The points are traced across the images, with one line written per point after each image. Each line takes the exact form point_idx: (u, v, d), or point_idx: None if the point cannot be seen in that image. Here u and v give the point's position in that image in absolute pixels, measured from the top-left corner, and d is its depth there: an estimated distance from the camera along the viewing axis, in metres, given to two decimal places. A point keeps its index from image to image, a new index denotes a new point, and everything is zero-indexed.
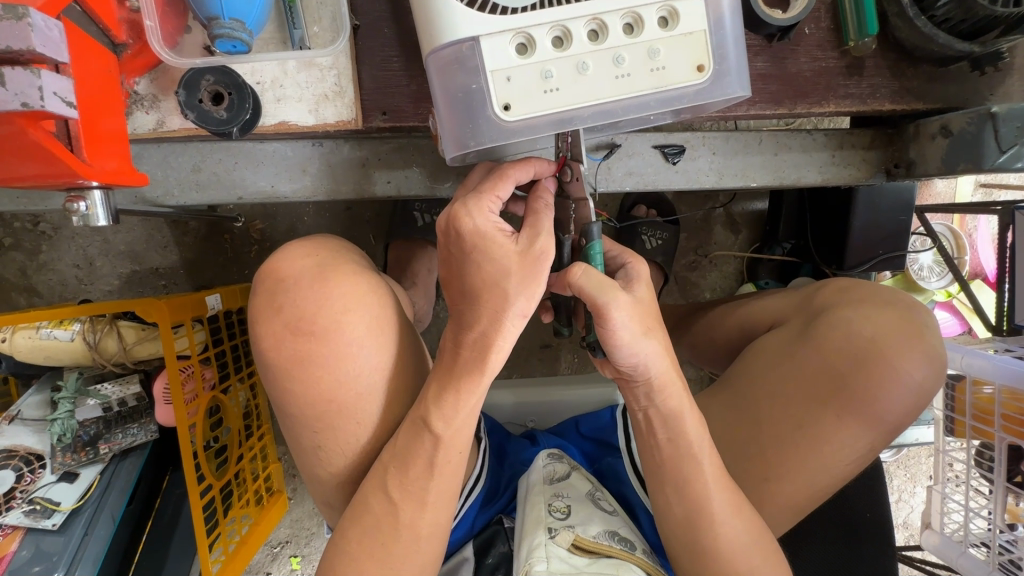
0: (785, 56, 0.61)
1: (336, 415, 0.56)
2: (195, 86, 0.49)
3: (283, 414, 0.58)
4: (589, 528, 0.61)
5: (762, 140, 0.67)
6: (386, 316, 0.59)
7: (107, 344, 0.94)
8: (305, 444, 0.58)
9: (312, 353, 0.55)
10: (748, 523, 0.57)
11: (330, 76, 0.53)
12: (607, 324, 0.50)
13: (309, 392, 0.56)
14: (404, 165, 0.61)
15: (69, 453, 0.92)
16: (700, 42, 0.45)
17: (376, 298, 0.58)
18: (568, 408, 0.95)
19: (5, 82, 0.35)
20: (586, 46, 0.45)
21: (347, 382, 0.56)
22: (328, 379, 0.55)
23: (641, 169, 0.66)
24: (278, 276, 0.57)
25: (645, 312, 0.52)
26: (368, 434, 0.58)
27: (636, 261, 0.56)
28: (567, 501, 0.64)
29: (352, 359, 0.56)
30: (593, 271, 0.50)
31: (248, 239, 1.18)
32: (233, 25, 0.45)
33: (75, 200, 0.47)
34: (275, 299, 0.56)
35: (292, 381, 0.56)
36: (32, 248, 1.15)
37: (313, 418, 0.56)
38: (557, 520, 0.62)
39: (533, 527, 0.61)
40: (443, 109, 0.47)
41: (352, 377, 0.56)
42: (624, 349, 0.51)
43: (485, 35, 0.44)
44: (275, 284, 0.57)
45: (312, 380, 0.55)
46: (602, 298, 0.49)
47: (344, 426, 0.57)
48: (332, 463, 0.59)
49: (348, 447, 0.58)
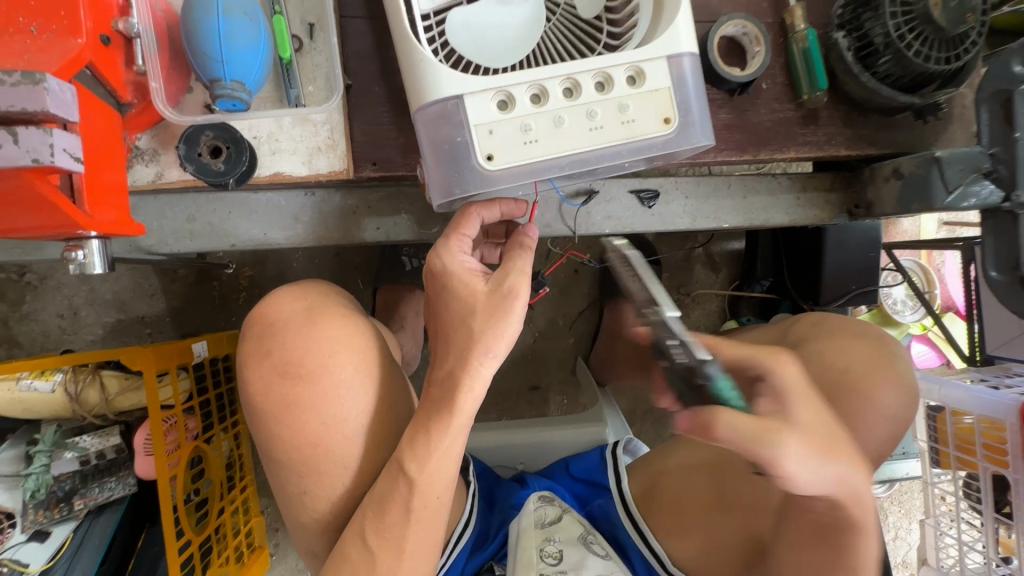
0: (746, 108, 0.66)
1: (322, 458, 0.56)
2: (195, 141, 0.52)
3: (269, 459, 0.58)
4: (583, 573, 0.63)
5: (731, 185, 0.71)
6: (371, 359, 0.59)
7: (88, 395, 0.94)
8: (291, 487, 0.58)
9: (301, 395, 0.55)
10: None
11: (323, 130, 0.56)
12: (783, 473, 0.46)
13: (297, 435, 0.56)
14: (392, 213, 0.64)
15: (41, 511, 0.91)
16: (666, 98, 0.50)
17: (367, 340, 0.59)
18: (556, 449, 0.95)
19: (18, 140, 0.36)
20: (561, 102, 0.49)
21: (335, 424, 0.56)
22: (317, 421, 0.56)
23: (618, 213, 0.69)
24: (267, 321, 0.58)
25: (812, 430, 0.47)
26: (353, 479, 0.57)
27: (782, 369, 0.49)
28: (558, 546, 0.66)
29: (340, 399, 0.56)
30: (739, 423, 0.44)
31: (236, 286, 1.22)
32: (234, 86, 0.48)
33: (73, 248, 0.47)
34: (268, 343, 0.57)
35: (282, 427, 0.56)
36: (16, 298, 1.18)
37: (296, 461, 0.56)
38: (549, 566, 0.64)
39: (524, 572, 0.63)
40: (429, 160, 0.50)
41: (339, 419, 0.56)
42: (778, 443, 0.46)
43: (468, 93, 0.48)
44: (266, 329, 0.58)
45: (300, 422, 0.55)
46: (768, 454, 0.45)
47: (331, 472, 0.57)
48: (316, 509, 0.58)
49: (333, 492, 0.57)
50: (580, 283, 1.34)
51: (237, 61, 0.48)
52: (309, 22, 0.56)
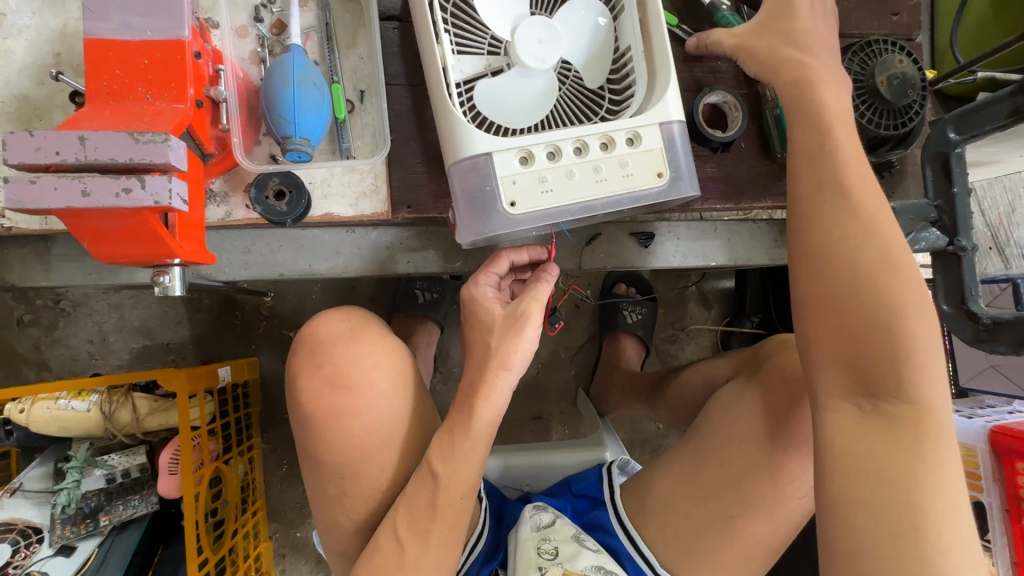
0: (727, 163, 0.76)
1: (357, 464, 0.63)
2: (263, 185, 0.62)
3: (312, 463, 0.65)
4: (577, 562, 0.69)
5: (718, 229, 0.80)
6: (406, 376, 0.67)
7: (121, 415, 0.99)
8: (329, 491, 0.64)
9: (345, 406, 0.63)
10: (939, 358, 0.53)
11: (368, 178, 0.66)
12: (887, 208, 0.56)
13: (335, 443, 0.62)
14: (422, 248, 0.73)
15: (68, 526, 0.95)
16: (659, 156, 0.60)
17: (399, 358, 0.67)
18: (561, 471, 1.01)
19: (146, 186, 0.45)
20: (572, 158, 0.59)
21: (371, 432, 0.63)
22: (356, 430, 0.63)
23: (618, 252, 0.78)
24: (317, 338, 0.66)
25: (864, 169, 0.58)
26: (384, 484, 0.64)
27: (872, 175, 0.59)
28: (554, 543, 0.72)
29: (377, 411, 0.63)
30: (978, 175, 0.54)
31: (258, 315, 1.30)
32: (302, 142, 0.58)
33: (161, 274, 0.55)
34: (316, 358, 0.65)
35: (327, 433, 0.63)
36: (50, 324, 1.25)
37: (336, 465, 0.63)
38: (546, 560, 0.70)
39: (525, 569, 0.69)
40: (461, 205, 0.60)
41: (376, 427, 0.63)
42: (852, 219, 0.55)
43: (496, 151, 0.58)
44: (314, 346, 0.66)
45: (343, 430, 0.63)
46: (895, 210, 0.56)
47: (367, 474, 0.63)
48: (351, 511, 0.64)
49: (367, 495, 0.63)
50: (581, 317, 1.42)
51: (305, 122, 0.58)
52: (360, 89, 0.66)
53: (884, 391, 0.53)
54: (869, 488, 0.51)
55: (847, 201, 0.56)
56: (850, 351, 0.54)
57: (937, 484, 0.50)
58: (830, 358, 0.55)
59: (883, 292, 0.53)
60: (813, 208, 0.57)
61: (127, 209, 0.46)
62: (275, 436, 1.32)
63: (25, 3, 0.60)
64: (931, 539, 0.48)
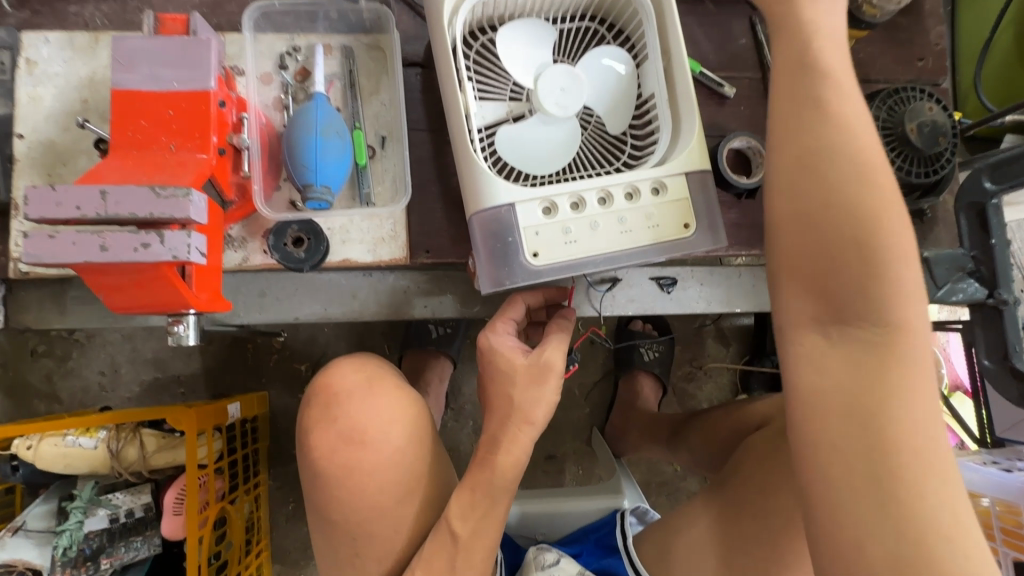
0: (752, 208, 0.74)
1: (371, 521, 0.60)
2: (283, 233, 0.60)
3: (322, 519, 0.62)
4: None
5: (741, 274, 0.79)
6: (422, 428, 0.64)
7: (127, 453, 0.98)
8: (341, 550, 0.61)
9: (359, 462, 0.60)
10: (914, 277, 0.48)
11: (387, 224, 0.65)
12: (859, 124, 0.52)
13: (348, 501, 0.60)
14: (439, 293, 0.72)
15: (69, 569, 0.93)
16: (685, 207, 0.58)
17: (415, 409, 0.65)
18: (577, 521, 0.97)
19: (165, 241, 0.44)
20: (597, 209, 0.57)
21: (386, 487, 0.60)
22: (371, 487, 0.60)
23: (641, 297, 0.75)
24: (331, 389, 0.64)
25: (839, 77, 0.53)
26: (400, 542, 0.61)
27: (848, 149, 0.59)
28: None
29: (390, 466, 0.61)
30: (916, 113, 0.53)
31: (270, 348, 1.29)
32: (323, 191, 0.57)
33: (176, 323, 0.54)
34: (331, 411, 0.63)
35: (340, 487, 0.60)
36: (63, 354, 1.25)
37: (351, 523, 0.60)
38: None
39: None
40: (482, 254, 0.58)
41: (390, 483, 0.61)
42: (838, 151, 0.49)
43: (519, 201, 0.56)
44: (328, 398, 0.64)
45: (356, 487, 0.60)
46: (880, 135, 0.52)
47: (381, 532, 0.60)
48: (364, 570, 0.61)
49: (382, 554, 0.61)
50: (595, 354, 1.39)
51: (326, 171, 0.58)
52: (382, 134, 0.66)
53: (854, 319, 0.48)
54: (846, 428, 0.46)
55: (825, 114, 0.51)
56: (816, 266, 0.49)
57: (913, 425, 0.45)
58: (796, 282, 0.51)
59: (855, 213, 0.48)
60: (791, 125, 0.52)
61: (145, 264, 0.45)
62: (282, 472, 1.30)
63: (57, 52, 0.61)
64: (911, 486, 0.44)
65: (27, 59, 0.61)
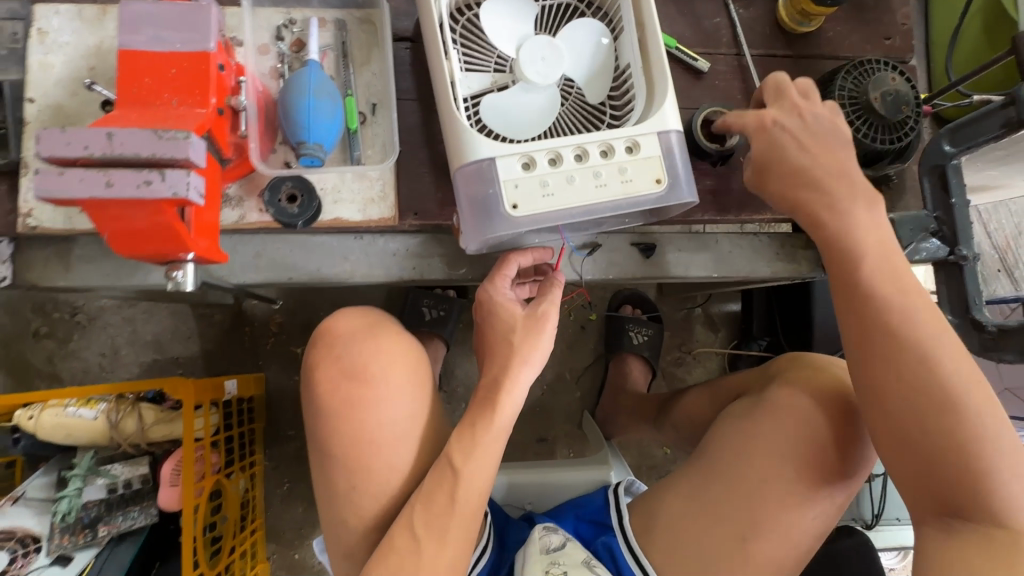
0: (727, 176, 0.78)
1: (369, 455, 0.63)
2: (277, 189, 0.65)
3: (321, 456, 0.64)
4: None
5: (719, 240, 0.82)
6: (421, 371, 0.68)
7: (126, 424, 1.00)
8: (338, 487, 0.63)
9: (360, 398, 0.63)
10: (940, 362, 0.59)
11: (377, 185, 0.68)
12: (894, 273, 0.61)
13: (349, 434, 0.63)
14: (427, 256, 0.75)
15: (66, 536, 0.95)
16: (657, 164, 0.62)
17: (415, 354, 0.68)
18: (565, 490, 0.99)
19: (167, 180, 0.48)
20: (573, 164, 0.61)
21: (385, 423, 0.63)
22: (370, 422, 0.63)
23: (620, 262, 0.79)
24: (334, 334, 0.67)
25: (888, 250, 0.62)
26: (395, 478, 0.63)
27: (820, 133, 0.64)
28: (562, 568, 0.73)
29: (391, 402, 0.64)
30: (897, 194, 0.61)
31: (267, 330, 1.32)
32: (315, 147, 0.61)
33: (175, 269, 0.57)
34: (334, 353, 0.66)
35: (341, 422, 0.63)
36: (64, 336, 1.28)
37: (348, 457, 0.63)
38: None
39: None
40: (466, 208, 0.62)
41: (389, 421, 0.63)
42: (913, 317, 0.59)
43: (499, 156, 0.60)
44: (332, 342, 0.66)
45: (358, 422, 0.63)
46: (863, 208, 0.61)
47: (381, 466, 0.63)
48: (360, 508, 0.63)
49: (378, 489, 0.63)
50: (586, 339, 1.42)
51: (317, 129, 0.61)
52: (373, 102, 0.70)
53: (965, 513, 0.58)
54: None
55: (903, 320, 0.59)
56: (920, 475, 0.59)
57: None
58: (907, 483, 0.60)
59: (943, 422, 0.57)
60: (878, 369, 0.60)
61: (147, 202, 0.48)
62: (278, 453, 1.32)
63: (67, 23, 0.65)
64: None
65: (39, 29, 0.65)
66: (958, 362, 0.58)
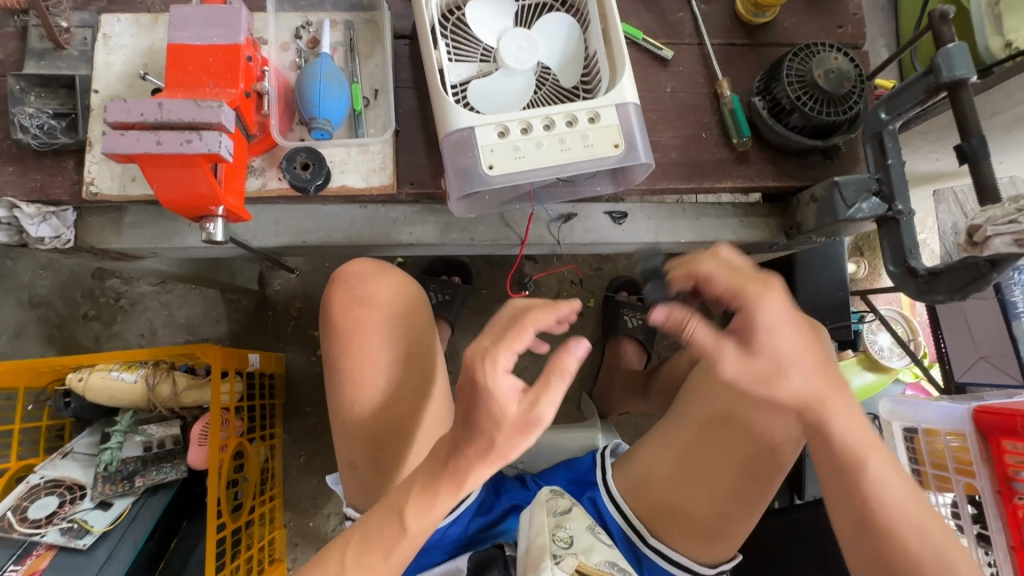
0: (691, 150, 0.87)
1: (369, 365, 0.77)
2: (293, 159, 0.76)
3: (332, 369, 0.78)
4: (592, 556, 0.71)
5: (686, 210, 0.91)
6: (415, 303, 0.82)
7: (161, 388, 1.12)
8: (345, 395, 0.77)
9: (361, 318, 0.78)
10: (897, 473, 0.60)
11: (377, 157, 0.79)
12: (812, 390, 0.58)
13: (353, 346, 0.77)
14: (422, 223, 0.86)
15: (108, 484, 1.06)
16: (616, 131, 0.71)
17: (411, 290, 0.83)
18: (557, 451, 1.06)
19: (204, 139, 0.59)
20: (541, 132, 0.70)
21: (382, 340, 0.77)
22: (371, 341, 0.77)
23: (595, 229, 0.88)
24: (346, 272, 0.82)
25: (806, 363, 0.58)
26: (389, 389, 0.76)
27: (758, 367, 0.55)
28: (569, 532, 0.74)
29: (387, 322, 0.78)
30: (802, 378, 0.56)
31: (288, 314, 1.44)
32: (324, 122, 0.73)
33: (207, 221, 0.68)
34: (345, 285, 0.81)
35: (347, 338, 0.77)
36: (109, 319, 1.42)
37: (352, 369, 0.77)
38: (560, 548, 0.71)
39: (540, 554, 0.70)
40: (451, 171, 0.72)
41: (384, 337, 0.77)
42: (834, 415, 0.59)
43: (478, 126, 0.70)
44: (344, 279, 0.82)
45: (360, 337, 0.77)
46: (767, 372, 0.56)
47: (377, 376, 0.76)
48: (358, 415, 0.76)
49: (375, 397, 0.76)
50: (585, 325, 1.50)
51: (326, 106, 0.73)
52: (375, 88, 0.81)
53: None
54: None
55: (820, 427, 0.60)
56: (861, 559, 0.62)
57: None
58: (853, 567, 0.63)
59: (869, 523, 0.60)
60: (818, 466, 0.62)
61: (188, 156, 0.60)
62: (296, 428, 1.43)
63: (127, 29, 0.79)
64: None
65: (104, 34, 0.79)
66: (880, 464, 0.59)
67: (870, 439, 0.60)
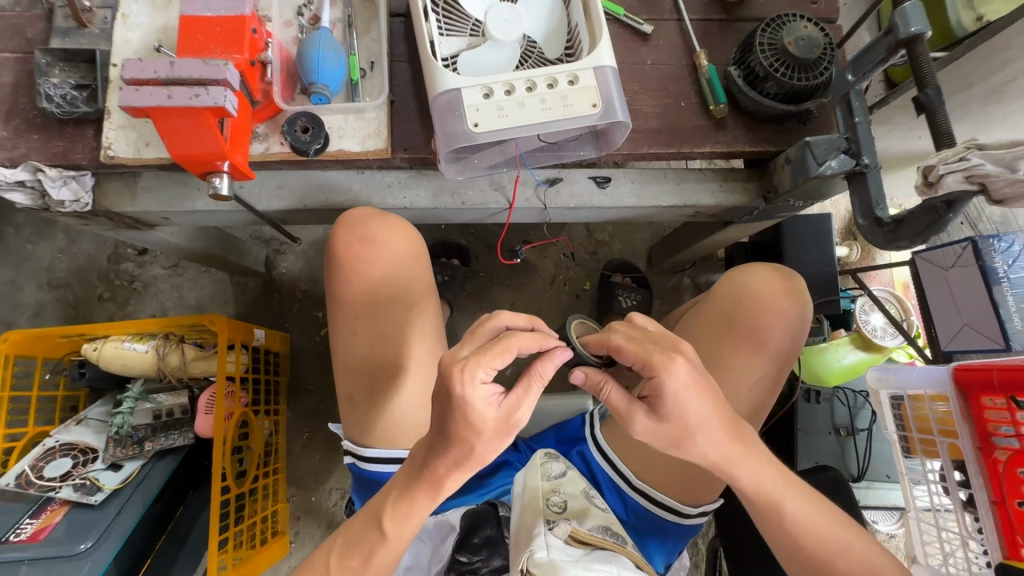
0: (671, 118, 0.91)
1: (370, 296, 0.84)
2: (293, 123, 0.81)
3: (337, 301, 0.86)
4: (585, 522, 0.72)
5: (668, 175, 0.95)
6: (414, 244, 0.89)
7: (171, 358, 1.17)
8: (348, 323, 0.85)
9: (363, 254, 0.85)
10: (817, 509, 0.69)
11: (373, 122, 0.84)
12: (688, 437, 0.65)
13: (357, 278, 0.85)
14: (416, 188, 0.91)
15: (119, 447, 1.11)
16: (594, 92, 0.76)
17: (411, 234, 0.89)
18: (549, 417, 1.09)
19: (211, 95, 0.65)
20: (524, 93, 0.75)
21: (381, 273, 0.85)
22: (374, 273, 0.85)
23: (580, 193, 0.93)
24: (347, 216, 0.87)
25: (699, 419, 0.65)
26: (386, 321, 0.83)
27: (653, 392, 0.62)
28: (562, 498, 0.75)
29: (386, 258, 0.86)
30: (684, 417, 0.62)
31: (293, 296, 1.50)
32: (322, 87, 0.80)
33: (214, 177, 0.73)
34: (349, 225, 0.87)
35: (352, 271, 0.85)
36: (123, 300, 1.48)
37: (356, 299, 0.85)
38: (554, 512, 0.72)
39: (533, 517, 0.70)
40: (440, 131, 0.77)
41: (385, 270, 0.85)
42: (743, 464, 0.67)
43: (464, 87, 0.75)
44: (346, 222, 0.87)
45: (363, 271, 0.85)
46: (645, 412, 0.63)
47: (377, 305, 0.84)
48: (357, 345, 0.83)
49: (374, 326, 0.84)
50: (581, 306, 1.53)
51: (324, 72, 0.80)
52: (371, 61, 0.87)
53: None
54: None
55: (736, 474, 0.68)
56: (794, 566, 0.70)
57: None
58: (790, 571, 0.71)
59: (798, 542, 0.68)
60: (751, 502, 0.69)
61: (195, 110, 0.65)
62: (300, 406, 1.47)
63: (143, 9, 0.86)
64: None
65: (123, 13, 0.85)
66: (793, 496, 0.68)
67: (784, 482, 0.69)
